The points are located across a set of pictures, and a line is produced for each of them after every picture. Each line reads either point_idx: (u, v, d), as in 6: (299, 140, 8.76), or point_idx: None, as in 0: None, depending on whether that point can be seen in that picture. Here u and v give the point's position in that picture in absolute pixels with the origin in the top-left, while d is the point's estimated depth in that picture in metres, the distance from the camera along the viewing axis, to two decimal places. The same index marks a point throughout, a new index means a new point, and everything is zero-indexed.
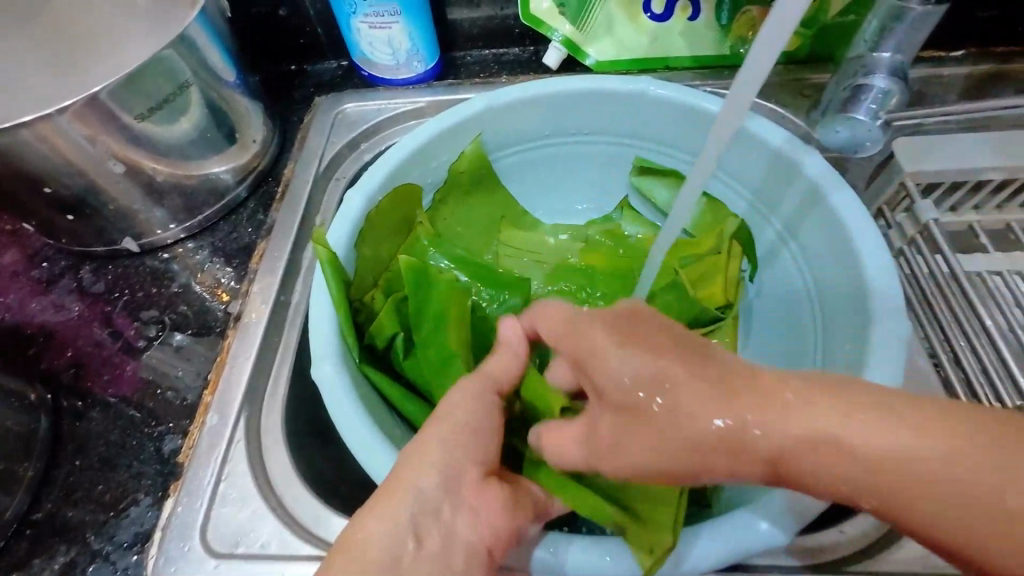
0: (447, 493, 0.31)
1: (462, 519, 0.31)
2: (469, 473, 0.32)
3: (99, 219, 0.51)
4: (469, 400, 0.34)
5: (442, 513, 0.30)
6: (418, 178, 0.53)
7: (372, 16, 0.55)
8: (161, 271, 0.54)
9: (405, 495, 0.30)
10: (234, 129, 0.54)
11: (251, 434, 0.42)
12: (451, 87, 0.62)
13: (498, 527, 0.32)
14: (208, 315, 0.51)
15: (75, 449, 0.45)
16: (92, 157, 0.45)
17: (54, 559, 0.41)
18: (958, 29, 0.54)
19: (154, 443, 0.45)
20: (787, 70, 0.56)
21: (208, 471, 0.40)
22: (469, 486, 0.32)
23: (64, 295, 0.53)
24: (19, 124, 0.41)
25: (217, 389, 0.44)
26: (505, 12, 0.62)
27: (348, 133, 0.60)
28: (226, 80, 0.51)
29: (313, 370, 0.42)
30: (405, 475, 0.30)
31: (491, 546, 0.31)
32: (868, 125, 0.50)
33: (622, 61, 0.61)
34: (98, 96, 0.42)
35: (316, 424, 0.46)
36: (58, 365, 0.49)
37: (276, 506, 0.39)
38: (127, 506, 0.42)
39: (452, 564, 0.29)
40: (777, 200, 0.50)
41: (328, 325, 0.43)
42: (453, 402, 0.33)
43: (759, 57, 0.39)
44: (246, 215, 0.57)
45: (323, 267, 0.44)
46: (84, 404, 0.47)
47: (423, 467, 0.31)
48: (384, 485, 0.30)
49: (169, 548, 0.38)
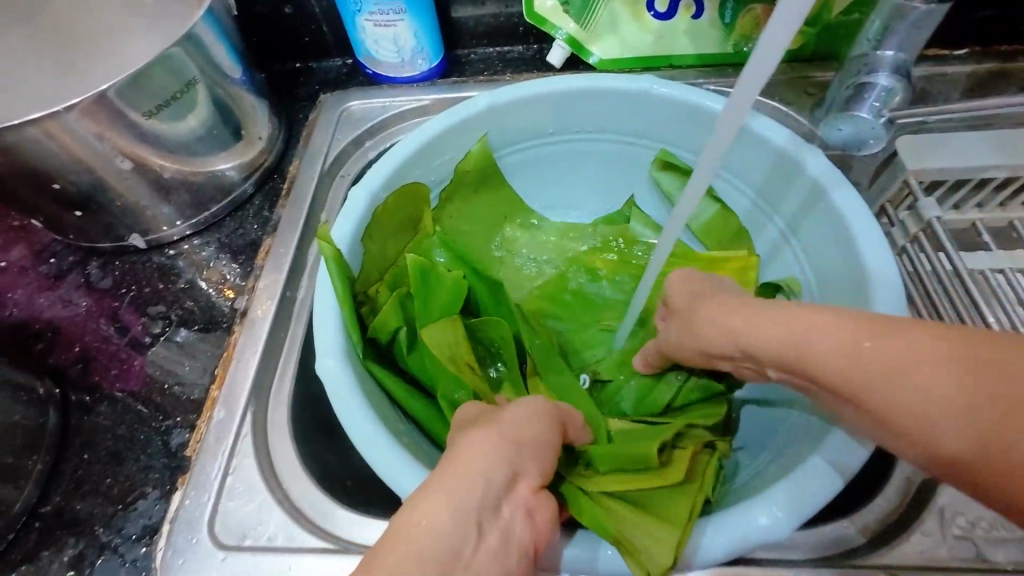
0: (507, 494, 0.30)
1: (518, 520, 0.30)
2: (528, 479, 0.31)
3: (106, 216, 0.51)
4: (527, 415, 0.33)
5: (500, 511, 0.29)
6: (423, 175, 0.54)
7: (377, 14, 0.56)
8: (168, 267, 0.54)
9: (470, 485, 0.28)
10: (241, 126, 0.54)
11: (258, 429, 0.42)
12: (456, 85, 0.62)
13: (543, 532, 0.32)
14: (214, 311, 0.51)
15: (83, 443, 0.46)
16: (100, 154, 0.46)
17: (62, 551, 0.41)
18: (961, 28, 0.54)
19: (161, 438, 0.45)
20: (790, 68, 0.56)
21: (215, 465, 0.41)
22: (526, 491, 0.31)
23: (72, 290, 0.54)
24: (28, 121, 0.42)
25: (224, 384, 0.44)
26: (509, 11, 0.62)
27: (353, 130, 0.60)
28: (232, 78, 0.52)
29: (318, 365, 0.42)
30: (470, 468, 0.29)
31: (535, 547, 0.31)
32: (871, 122, 0.50)
33: (626, 59, 0.61)
34: (106, 93, 0.43)
35: (322, 419, 0.46)
36: (66, 360, 0.50)
37: (282, 499, 0.39)
38: (134, 500, 0.43)
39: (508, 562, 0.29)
40: (779, 200, 0.51)
41: (333, 321, 0.43)
42: (513, 412, 0.33)
43: (763, 53, 0.39)
44: (252, 212, 0.57)
45: (328, 263, 0.44)
46: (91, 399, 0.48)
47: (487, 461, 0.30)
48: (448, 473, 0.29)
49: (176, 541, 0.38)
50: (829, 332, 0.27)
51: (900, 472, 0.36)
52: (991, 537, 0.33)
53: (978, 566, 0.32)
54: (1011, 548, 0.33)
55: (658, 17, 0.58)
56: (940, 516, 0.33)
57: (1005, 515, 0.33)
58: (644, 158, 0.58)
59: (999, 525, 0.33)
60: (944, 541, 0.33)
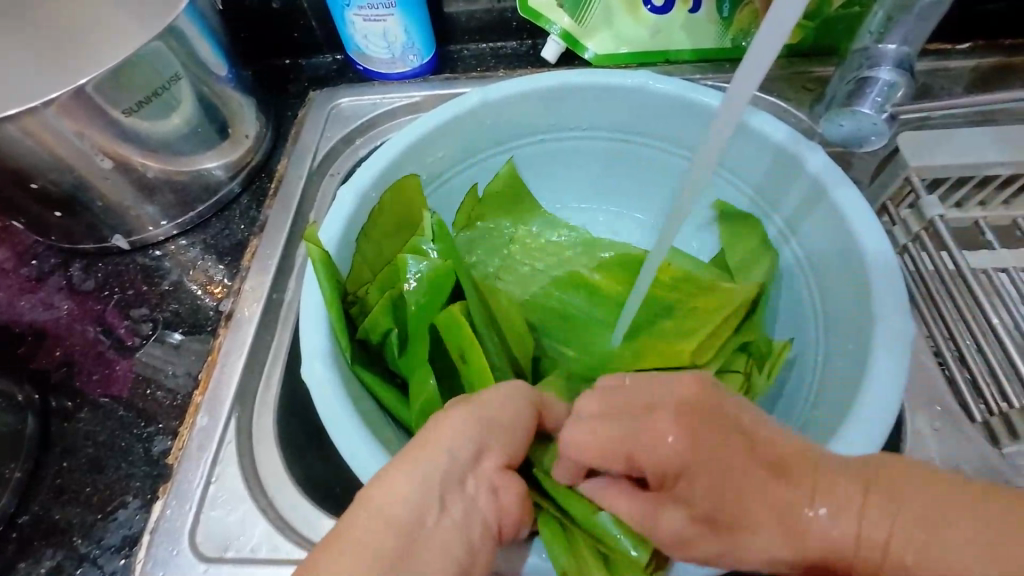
0: (473, 465, 0.31)
1: (483, 494, 0.31)
2: (493, 455, 0.32)
3: (89, 216, 0.50)
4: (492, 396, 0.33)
5: (466, 483, 0.30)
6: (413, 174, 0.52)
7: (367, 9, 0.54)
8: (153, 269, 0.53)
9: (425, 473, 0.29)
10: (227, 123, 0.53)
11: (242, 436, 0.41)
12: (448, 82, 0.61)
13: (511, 515, 0.32)
14: (199, 314, 0.50)
15: (63, 451, 0.45)
16: (79, 152, 0.45)
17: (40, 563, 0.40)
18: (965, 21, 0.53)
19: (144, 445, 0.44)
20: (789, 63, 0.55)
21: (197, 473, 0.40)
22: (493, 470, 0.32)
23: (54, 293, 0.52)
24: (4, 118, 0.40)
25: (207, 389, 0.43)
26: (503, 5, 0.61)
27: (343, 128, 0.59)
28: (217, 74, 0.50)
29: (304, 370, 0.41)
30: (428, 452, 0.30)
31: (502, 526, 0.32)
32: (873, 118, 0.48)
33: (622, 54, 0.60)
34: (84, 88, 0.42)
35: (309, 424, 0.45)
36: (47, 364, 0.49)
37: (267, 508, 0.38)
38: (114, 509, 0.41)
39: (471, 537, 0.29)
40: (779, 198, 0.49)
41: (320, 324, 0.42)
42: (492, 396, 0.34)
43: (762, 46, 0.38)
44: (239, 212, 0.56)
45: (314, 266, 0.43)
46: (73, 404, 0.46)
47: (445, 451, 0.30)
48: (419, 443, 0.31)
49: (157, 552, 0.37)
50: (833, 490, 0.27)
51: None
52: None
53: None
54: None
55: (655, 11, 0.57)
56: None
57: None
58: (643, 154, 0.57)
59: None
60: None
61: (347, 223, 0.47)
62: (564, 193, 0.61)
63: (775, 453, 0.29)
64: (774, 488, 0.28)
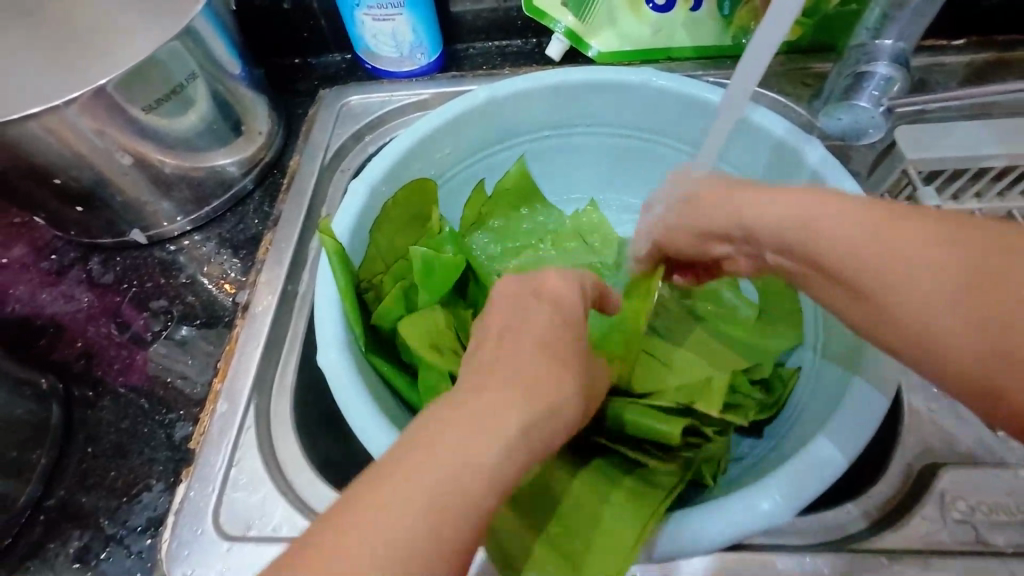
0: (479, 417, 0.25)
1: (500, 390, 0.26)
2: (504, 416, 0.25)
3: (107, 212, 0.51)
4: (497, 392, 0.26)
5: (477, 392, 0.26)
6: (422, 169, 0.54)
7: (376, 8, 0.56)
8: (170, 262, 0.54)
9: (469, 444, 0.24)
10: (240, 121, 0.54)
11: (261, 421, 0.43)
12: (455, 79, 0.62)
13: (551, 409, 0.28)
14: (216, 305, 0.51)
15: (87, 437, 0.46)
16: (99, 148, 0.46)
17: (67, 544, 0.42)
18: (961, 17, 0.55)
19: (165, 431, 0.45)
20: (789, 60, 0.56)
21: (219, 456, 0.41)
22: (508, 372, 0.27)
23: (74, 287, 0.54)
24: (29, 116, 0.42)
25: (226, 377, 0.44)
26: (507, 4, 0.62)
27: (353, 125, 0.60)
28: (231, 72, 0.52)
29: (319, 357, 0.42)
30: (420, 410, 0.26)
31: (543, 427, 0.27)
32: (870, 112, 0.50)
33: (625, 51, 0.61)
34: (105, 87, 0.43)
35: (325, 412, 0.46)
36: (69, 355, 0.50)
37: (287, 490, 0.40)
38: (138, 492, 0.43)
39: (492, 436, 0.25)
40: (779, 192, 0.51)
41: (334, 314, 0.44)
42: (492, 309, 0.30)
43: (766, 37, 0.39)
44: (252, 207, 0.57)
45: (329, 258, 0.44)
46: (95, 393, 0.48)
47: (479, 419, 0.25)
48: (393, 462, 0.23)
49: (182, 533, 0.38)
50: (908, 229, 0.25)
51: (901, 459, 0.36)
52: (991, 521, 0.33)
53: (978, 549, 0.32)
54: (1012, 531, 0.33)
55: (656, 9, 0.58)
56: (941, 501, 0.34)
57: (1005, 499, 0.33)
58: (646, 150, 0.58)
59: (1000, 509, 0.33)
60: (945, 526, 0.33)
61: (358, 217, 0.49)
62: (569, 186, 0.62)
63: (787, 220, 0.28)
64: (785, 237, 0.29)
